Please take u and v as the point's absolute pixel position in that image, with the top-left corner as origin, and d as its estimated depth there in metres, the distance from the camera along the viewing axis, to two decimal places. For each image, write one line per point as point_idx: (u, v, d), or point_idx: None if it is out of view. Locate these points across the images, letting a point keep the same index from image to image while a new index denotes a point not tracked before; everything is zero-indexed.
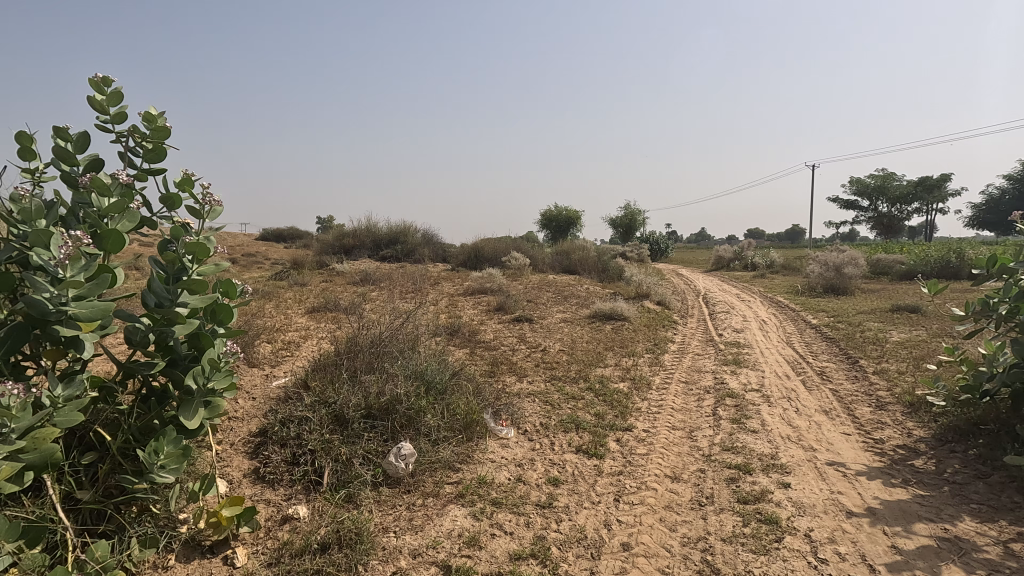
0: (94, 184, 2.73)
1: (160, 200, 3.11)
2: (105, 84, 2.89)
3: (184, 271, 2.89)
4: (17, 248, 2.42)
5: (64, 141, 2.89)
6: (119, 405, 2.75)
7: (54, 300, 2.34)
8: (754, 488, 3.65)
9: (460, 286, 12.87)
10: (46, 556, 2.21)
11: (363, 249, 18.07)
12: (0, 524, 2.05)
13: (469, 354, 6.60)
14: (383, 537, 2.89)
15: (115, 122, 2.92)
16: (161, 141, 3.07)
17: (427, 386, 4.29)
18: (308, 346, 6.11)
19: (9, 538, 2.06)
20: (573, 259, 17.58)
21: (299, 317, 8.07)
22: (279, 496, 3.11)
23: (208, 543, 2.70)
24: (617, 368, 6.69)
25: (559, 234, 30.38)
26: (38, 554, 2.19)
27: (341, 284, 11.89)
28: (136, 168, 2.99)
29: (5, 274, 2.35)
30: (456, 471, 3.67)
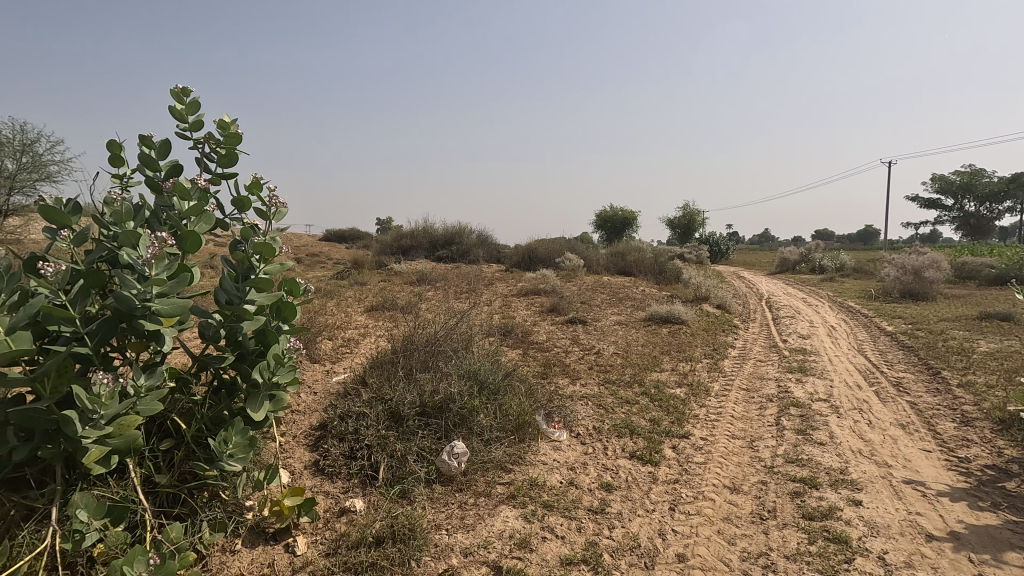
0: (174, 188, 2.91)
1: (232, 203, 3.28)
2: (185, 94, 3.09)
3: (253, 270, 3.04)
4: (109, 248, 2.64)
5: (149, 149, 3.10)
6: (193, 396, 2.93)
7: (140, 296, 2.51)
8: (821, 504, 3.45)
9: (514, 287, 12.91)
10: (129, 535, 2.37)
11: (420, 250, 18.46)
12: (88, 503, 2.24)
13: (522, 355, 6.60)
14: (436, 534, 2.93)
15: (192, 129, 3.11)
16: (234, 147, 3.24)
17: (480, 386, 4.33)
18: (367, 343, 6.30)
19: (96, 516, 2.25)
20: (628, 260, 17.27)
21: (359, 315, 8.34)
22: (337, 488, 3.21)
23: (272, 530, 2.82)
24: (674, 372, 6.51)
25: (614, 235, 29.92)
26: (121, 532, 2.35)
27: (398, 284, 12.19)
28: (211, 173, 3.17)
29: (98, 272, 2.57)
30: (508, 473, 3.68)
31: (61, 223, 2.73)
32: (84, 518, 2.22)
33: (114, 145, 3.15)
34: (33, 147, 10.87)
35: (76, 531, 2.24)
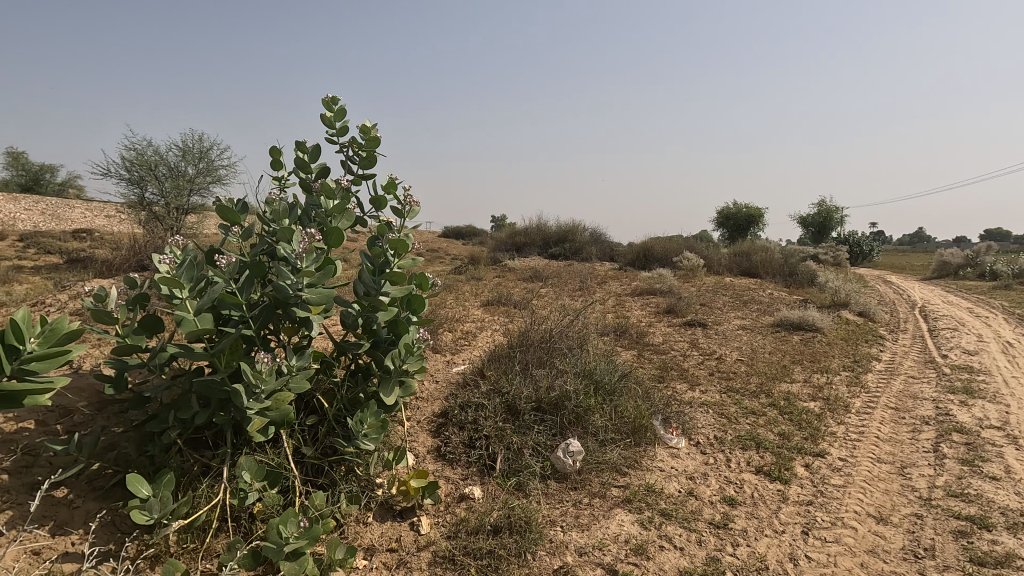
0: (323, 188, 3.22)
1: (370, 202, 3.56)
2: (333, 103, 3.40)
3: (387, 264, 3.26)
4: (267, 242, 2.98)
5: (303, 153, 3.46)
6: (334, 378, 3.22)
7: (293, 286, 2.78)
8: (994, 549, 2.97)
9: (628, 286, 12.61)
10: (281, 498, 2.65)
11: (534, 247, 18.69)
12: (251, 466, 2.57)
13: (637, 357, 6.43)
14: (551, 530, 2.96)
15: (339, 134, 3.41)
16: (374, 150, 3.50)
17: (595, 385, 4.29)
18: (483, 337, 6.51)
19: (257, 478, 2.57)
20: (754, 260, 16.12)
21: (475, 310, 8.64)
22: (457, 475, 3.36)
23: (399, 508, 3.00)
24: (807, 384, 5.97)
25: (737, 233, 28.06)
26: (276, 496, 2.64)
27: (512, 280, 12.45)
28: (353, 174, 3.46)
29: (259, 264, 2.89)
30: (623, 476, 3.60)
31: (232, 220, 3.14)
32: (247, 480, 2.55)
33: (275, 151, 3.55)
34: (209, 154, 12.60)
35: (241, 489, 2.57)
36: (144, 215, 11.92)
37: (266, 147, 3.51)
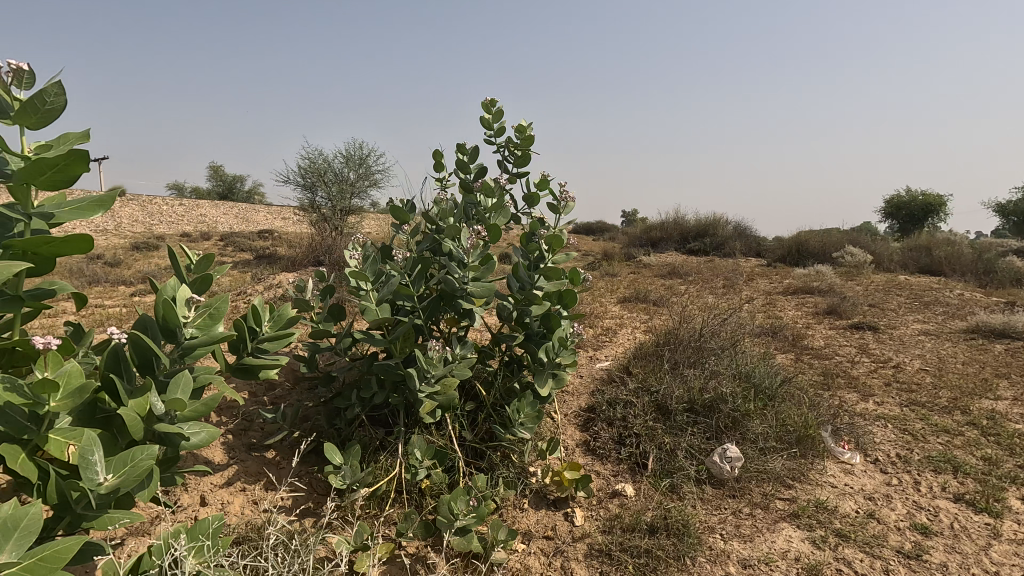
0: (483, 188, 3.38)
1: (524, 200, 3.67)
2: (491, 105, 3.56)
3: (542, 259, 3.33)
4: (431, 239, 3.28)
5: (463, 155, 3.67)
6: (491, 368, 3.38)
7: (460, 279, 2.98)
8: None
9: (779, 284, 11.59)
10: (446, 477, 2.83)
11: (670, 242, 17.96)
12: (421, 445, 2.79)
13: (795, 361, 5.89)
14: (710, 537, 2.83)
15: (497, 135, 3.56)
16: (529, 149, 3.60)
17: (753, 389, 4.01)
18: (623, 333, 6.40)
19: (426, 456, 2.79)
20: (937, 256, 13.92)
21: (613, 306, 8.53)
22: (608, 471, 3.36)
23: (552, 497, 3.07)
24: (1017, 403, 5.02)
25: (913, 225, 24.41)
26: (441, 474, 2.83)
27: (649, 277, 12.09)
28: (509, 173, 3.59)
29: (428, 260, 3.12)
30: (789, 488, 3.32)
31: (403, 220, 3.43)
32: (418, 456, 2.77)
33: (438, 155, 3.81)
34: (367, 160, 13.93)
35: (413, 465, 2.81)
36: (315, 217, 13.52)
37: (430, 151, 3.77)
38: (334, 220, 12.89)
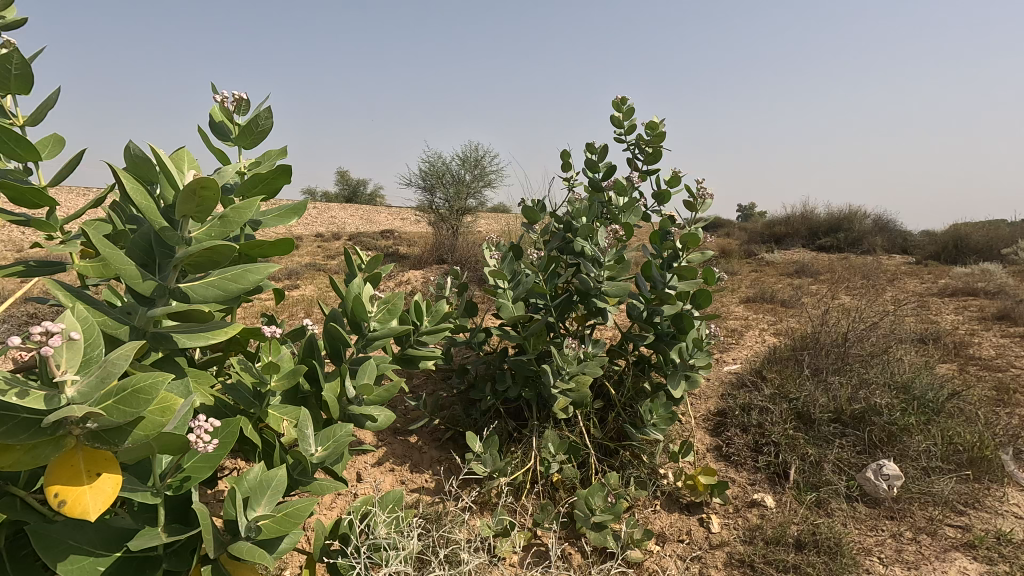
0: (615, 187, 3.35)
1: (655, 197, 3.59)
2: (622, 103, 3.52)
3: (676, 258, 3.24)
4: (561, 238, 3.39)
5: (592, 154, 3.66)
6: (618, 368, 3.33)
7: (595, 279, 3.03)
8: None
9: (932, 284, 10.27)
10: (576, 474, 2.88)
11: (797, 238, 16.60)
12: (554, 439, 2.89)
13: (959, 371, 5.21)
14: (866, 560, 2.62)
15: (628, 133, 3.52)
16: (660, 145, 3.51)
17: (912, 402, 3.62)
18: (751, 335, 6.05)
19: (559, 451, 2.88)
20: None
21: (735, 306, 8.08)
22: (744, 479, 3.21)
23: (685, 501, 3.00)
24: None
25: None
26: (572, 470, 2.88)
27: (774, 275, 11.28)
28: (640, 171, 3.53)
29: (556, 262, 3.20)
30: (960, 515, 2.96)
31: (534, 220, 3.52)
32: (551, 450, 2.86)
33: (565, 155, 3.85)
34: (481, 161, 14.40)
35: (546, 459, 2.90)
36: (432, 216, 14.23)
37: (558, 151, 3.82)
38: (451, 219, 13.49)
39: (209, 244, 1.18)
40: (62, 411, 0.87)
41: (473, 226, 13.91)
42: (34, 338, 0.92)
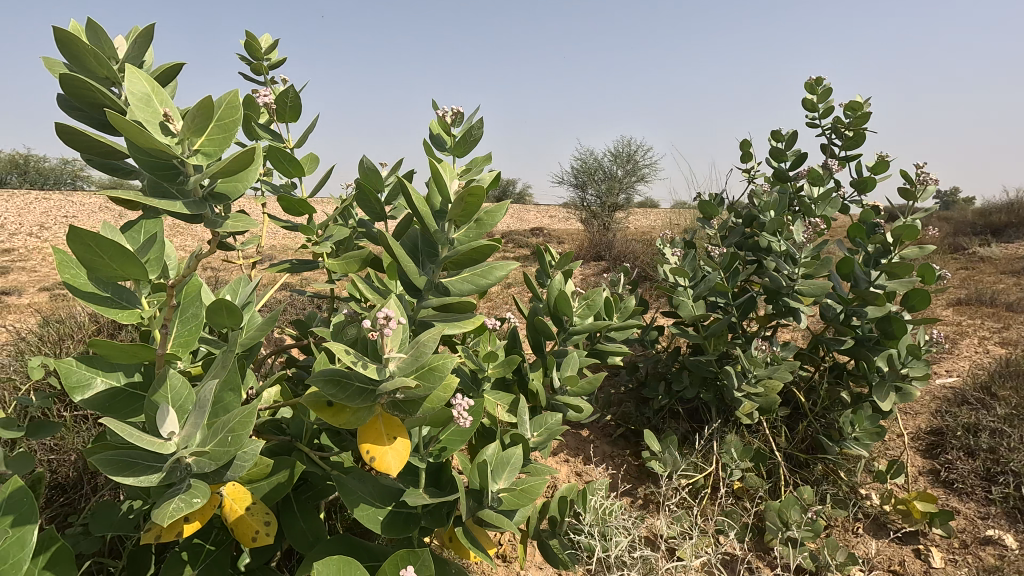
0: (808, 176, 3.07)
1: (855, 186, 3.22)
2: (817, 84, 3.21)
3: (885, 254, 2.87)
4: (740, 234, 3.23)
5: (779, 142, 3.39)
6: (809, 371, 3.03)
7: (788, 276, 2.85)
8: None
9: None
10: (764, 484, 2.63)
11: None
12: (739, 445, 2.69)
13: None
14: None
15: (824, 116, 3.19)
16: (863, 128, 3.14)
17: None
18: (965, 343, 5.15)
19: (743, 457, 2.67)
20: None
21: (941, 309, 6.93)
22: (972, 511, 2.75)
23: (896, 528, 2.65)
24: None
25: None
26: (758, 479, 2.65)
27: (992, 273, 9.46)
28: (838, 157, 3.18)
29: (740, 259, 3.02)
30: None
31: (712, 214, 3.36)
32: (735, 456, 2.67)
33: (746, 144, 3.62)
34: (633, 156, 14.10)
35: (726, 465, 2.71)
36: (583, 214, 14.27)
37: (738, 141, 3.60)
38: (602, 216, 13.41)
39: (472, 244, 1.15)
40: (398, 383, 0.89)
41: (624, 223, 13.68)
42: (376, 320, 0.89)
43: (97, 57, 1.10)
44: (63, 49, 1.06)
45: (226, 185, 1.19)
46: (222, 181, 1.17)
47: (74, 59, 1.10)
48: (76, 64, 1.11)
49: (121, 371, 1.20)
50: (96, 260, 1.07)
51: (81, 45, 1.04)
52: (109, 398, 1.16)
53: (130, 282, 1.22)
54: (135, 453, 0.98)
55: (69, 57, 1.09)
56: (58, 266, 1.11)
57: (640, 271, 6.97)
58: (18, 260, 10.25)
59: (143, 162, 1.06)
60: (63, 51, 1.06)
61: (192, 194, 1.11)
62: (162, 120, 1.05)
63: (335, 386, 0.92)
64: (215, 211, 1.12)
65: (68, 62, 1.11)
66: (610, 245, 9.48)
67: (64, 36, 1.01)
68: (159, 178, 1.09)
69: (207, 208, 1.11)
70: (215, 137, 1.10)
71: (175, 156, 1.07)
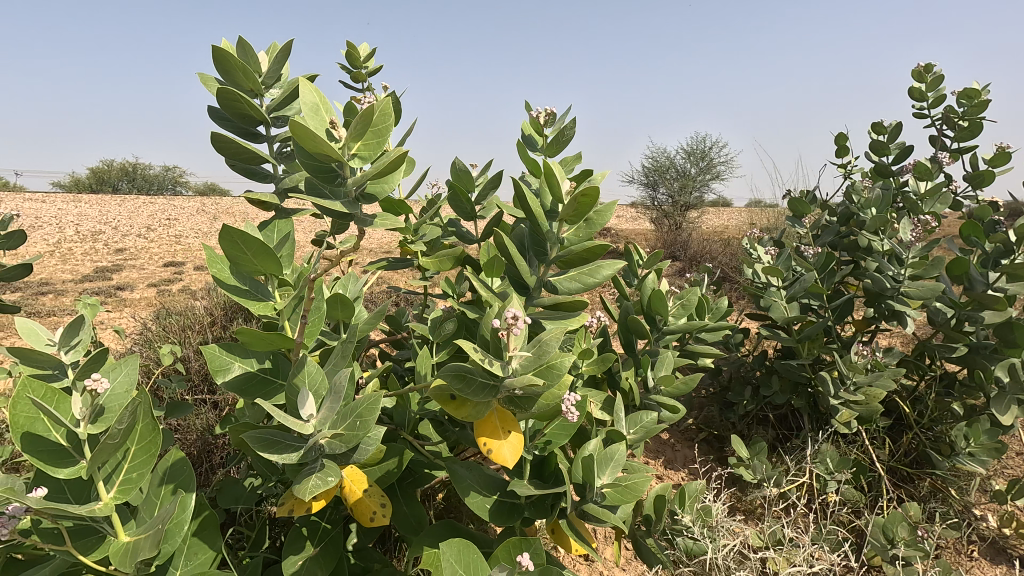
0: (916, 170, 2.86)
1: (970, 181, 2.97)
2: (926, 71, 2.99)
3: (1006, 254, 2.60)
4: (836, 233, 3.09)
5: (881, 134, 3.18)
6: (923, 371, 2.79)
7: (894, 277, 2.66)
8: None
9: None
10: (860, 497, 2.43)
11: None
12: (835, 454, 2.50)
13: None
14: None
15: (933, 106, 2.97)
16: (981, 117, 2.89)
17: None
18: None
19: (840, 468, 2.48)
20: None
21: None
22: None
23: (1017, 553, 2.43)
24: None
25: None
26: (855, 491, 2.45)
27: None
28: (951, 150, 2.95)
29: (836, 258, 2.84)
30: None
31: (804, 212, 3.19)
32: (830, 466, 2.48)
33: (842, 138, 3.42)
34: (709, 154, 13.63)
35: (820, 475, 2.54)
36: (653, 214, 13.96)
37: (833, 135, 3.41)
38: (673, 216, 13.06)
39: (588, 245, 1.23)
40: (525, 382, 0.92)
41: (696, 223, 13.26)
42: (505, 320, 0.94)
43: (245, 72, 1.35)
44: (219, 64, 1.31)
45: (376, 187, 1.34)
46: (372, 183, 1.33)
47: (225, 73, 1.35)
48: (226, 77, 1.36)
49: (254, 357, 1.30)
50: (240, 257, 1.19)
51: (230, 60, 1.28)
52: (245, 381, 1.27)
53: (263, 277, 1.34)
54: (278, 433, 1.08)
55: (222, 70, 1.33)
56: (208, 261, 1.26)
57: (719, 274, 6.74)
58: (129, 259, 11.31)
59: (309, 166, 1.26)
60: (219, 65, 1.32)
61: (346, 196, 1.28)
62: (329, 128, 1.22)
63: (462, 382, 0.97)
64: (366, 211, 1.28)
65: (221, 75, 1.36)
66: (682, 245, 9.22)
67: (218, 52, 1.26)
68: (320, 179, 1.28)
69: (359, 208, 1.27)
70: (371, 142, 1.26)
71: (335, 161, 1.24)
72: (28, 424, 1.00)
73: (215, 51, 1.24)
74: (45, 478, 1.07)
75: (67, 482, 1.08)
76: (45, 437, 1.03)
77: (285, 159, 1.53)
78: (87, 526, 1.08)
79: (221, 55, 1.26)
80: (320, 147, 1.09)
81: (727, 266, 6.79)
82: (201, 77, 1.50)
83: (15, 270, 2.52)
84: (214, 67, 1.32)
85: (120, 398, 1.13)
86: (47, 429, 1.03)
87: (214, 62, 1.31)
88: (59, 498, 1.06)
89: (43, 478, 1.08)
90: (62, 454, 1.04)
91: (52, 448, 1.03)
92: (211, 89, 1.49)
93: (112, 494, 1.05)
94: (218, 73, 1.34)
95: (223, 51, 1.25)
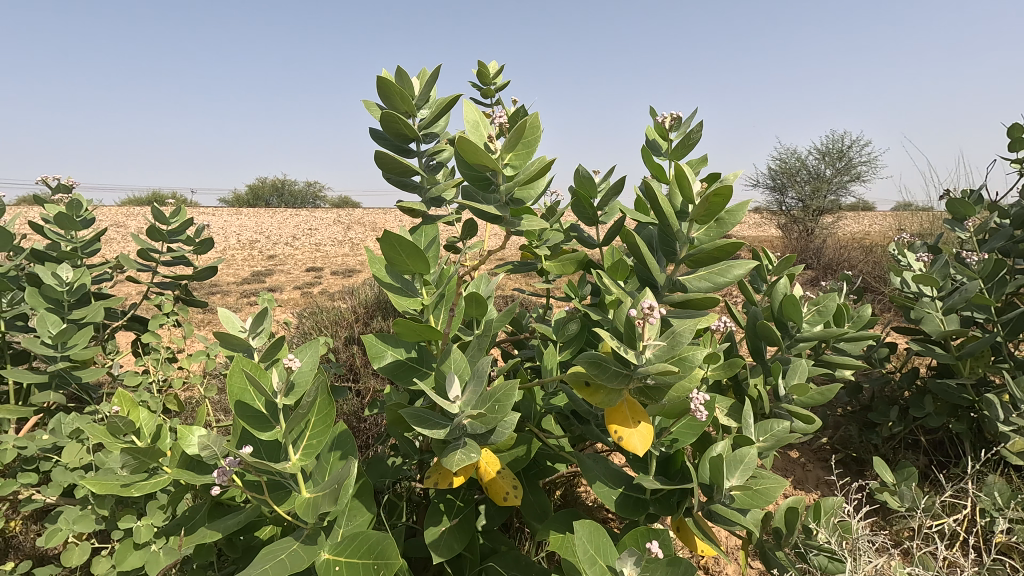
0: None
1: None
2: None
3: None
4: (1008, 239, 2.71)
5: None
6: None
7: None
8: None
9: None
10: None
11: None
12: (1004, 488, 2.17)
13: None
14: None
15: None
16: None
17: None
18: None
19: (1012, 504, 2.15)
20: None
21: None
22: None
23: None
24: None
25: None
26: None
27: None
28: None
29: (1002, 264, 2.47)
30: None
31: (967, 214, 2.83)
32: (1000, 502, 2.15)
33: (1019, 129, 2.99)
34: (849, 152, 12.38)
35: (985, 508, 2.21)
36: (781, 219, 13.02)
37: (1006, 126, 3.00)
38: (804, 221, 12.11)
39: (716, 245, 1.29)
40: (660, 368, 1.04)
41: (832, 228, 12.16)
42: (640, 312, 1.05)
43: (403, 98, 1.56)
44: (383, 91, 1.54)
45: (523, 192, 1.55)
46: (518, 190, 1.55)
47: (386, 99, 1.58)
48: (388, 102, 1.59)
49: (403, 347, 1.46)
50: (396, 258, 1.35)
51: (394, 88, 1.50)
52: (396, 367, 1.44)
53: (411, 276, 1.51)
54: (429, 411, 1.23)
55: (385, 96, 1.56)
56: (369, 263, 1.46)
57: (864, 283, 6.12)
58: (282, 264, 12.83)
59: (470, 177, 1.51)
60: (382, 93, 1.55)
61: (497, 201, 1.50)
62: (486, 141, 1.49)
63: (597, 368, 1.09)
64: (513, 214, 1.49)
65: (383, 101, 1.60)
66: (817, 252, 8.51)
67: (383, 83, 1.48)
68: (476, 187, 1.54)
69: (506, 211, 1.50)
70: (520, 153, 1.46)
71: (489, 171, 1.47)
72: (240, 394, 1.25)
73: (381, 81, 1.47)
74: (249, 438, 1.33)
75: (263, 443, 1.34)
76: (251, 405, 1.27)
77: (432, 171, 1.73)
78: (277, 482, 1.32)
79: (385, 83, 1.49)
80: (481, 159, 1.31)
81: (870, 275, 6.15)
82: (366, 103, 1.76)
83: (206, 270, 3.00)
84: (378, 95, 1.55)
85: (305, 375, 1.38)
86: (252, 399, 1.27)
87: (379, 90, 1.54)
88: (258, 456, 1.32)
89: (246, 438, 1.34)
90: (262, 420, 1.29)
91: (256, 414, 1.28)
92: (373, 112, 1.74)
93: (299, 456, 1.32)
94: (381, 99, 1.57)
95: (387, 80, 1.47)
